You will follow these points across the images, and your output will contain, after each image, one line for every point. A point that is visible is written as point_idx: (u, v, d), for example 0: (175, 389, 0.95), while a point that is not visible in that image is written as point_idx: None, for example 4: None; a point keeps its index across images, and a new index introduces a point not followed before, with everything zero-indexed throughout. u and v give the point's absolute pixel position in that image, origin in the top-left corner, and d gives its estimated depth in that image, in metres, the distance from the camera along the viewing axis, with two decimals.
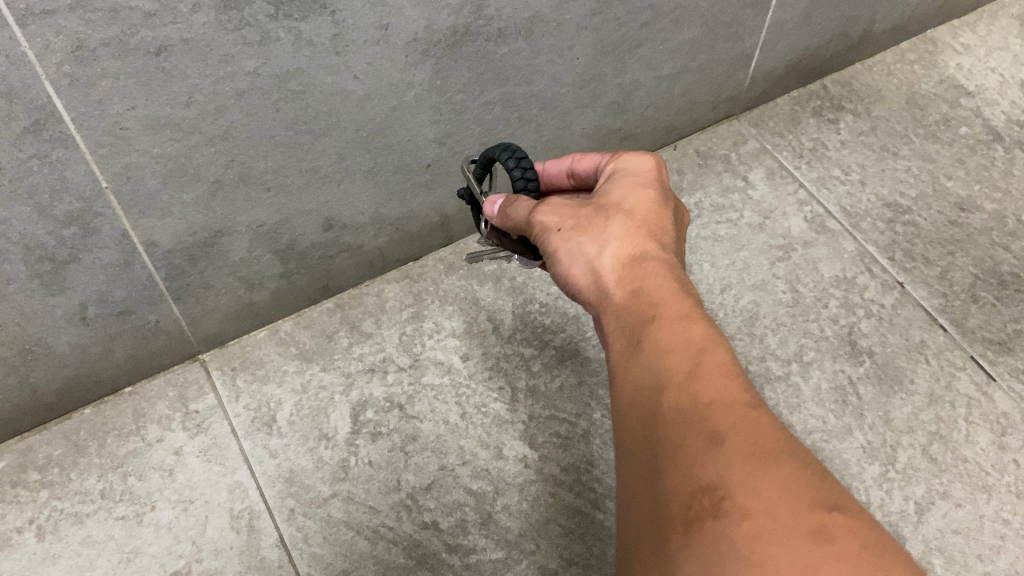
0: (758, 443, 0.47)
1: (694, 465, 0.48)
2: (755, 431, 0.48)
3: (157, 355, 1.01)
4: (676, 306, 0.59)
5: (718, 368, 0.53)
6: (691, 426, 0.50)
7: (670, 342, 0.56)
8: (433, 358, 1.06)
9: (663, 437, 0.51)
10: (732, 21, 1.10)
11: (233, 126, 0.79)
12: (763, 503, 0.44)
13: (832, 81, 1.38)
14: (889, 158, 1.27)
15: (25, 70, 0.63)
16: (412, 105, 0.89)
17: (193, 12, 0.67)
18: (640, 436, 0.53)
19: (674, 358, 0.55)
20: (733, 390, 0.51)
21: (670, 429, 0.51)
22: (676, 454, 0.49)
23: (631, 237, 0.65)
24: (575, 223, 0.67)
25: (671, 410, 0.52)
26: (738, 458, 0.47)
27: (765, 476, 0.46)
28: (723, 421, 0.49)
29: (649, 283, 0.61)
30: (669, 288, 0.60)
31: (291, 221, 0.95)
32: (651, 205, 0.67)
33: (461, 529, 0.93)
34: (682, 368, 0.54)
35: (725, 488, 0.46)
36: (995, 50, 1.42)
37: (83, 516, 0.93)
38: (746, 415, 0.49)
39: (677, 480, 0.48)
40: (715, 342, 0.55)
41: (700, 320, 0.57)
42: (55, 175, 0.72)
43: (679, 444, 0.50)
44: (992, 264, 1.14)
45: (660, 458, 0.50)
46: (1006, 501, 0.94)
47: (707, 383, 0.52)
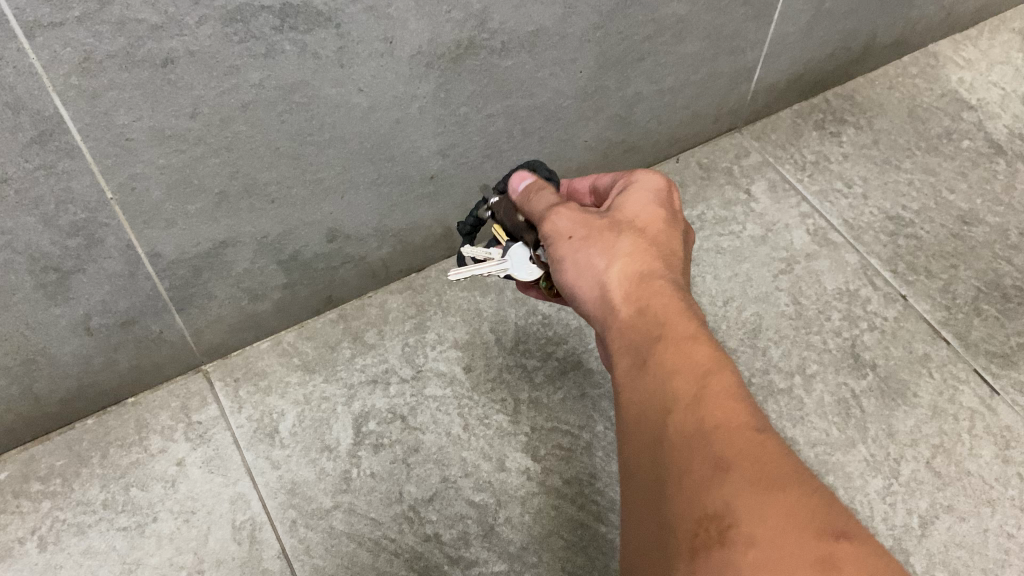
0: (765, 471, 0.47)
1: (701, 491, 0.47)
2: (763, 458, 0.48)
3: (160, 366, 1.01)
4: (683, 328, 0.57)
5: (726, 395, 0.52)
6: (698, 451, 0.49)
7: (677, 364, 0.54)
8: (435, 369, 1.06)
9: (669, 462, 0.50)
10: (734, 34, 1.11)
11: (238, 137, 0.79)
12: (772, 531, 0.44)
13: (834, 95, 1.39)
14: (892, 171, 1.27)
15: (32, 81, 0.64)
16: (416, 117, 0.90)
17: (199, 24, 0.67)
18: (644, 461, 0.52)
19: (680, 379, 0.54)
20: (741, 418, 0.50)
21: (676, 453, 0.50)
22: (684, 479, 0.48)
23: (638, 251, 0.64)
24: (583, 233, 0.65)
25: (678, 435, 0.51)
26: (746, 486, 0.46)
27: (773, 504, 0.45)
28: (731, 448, 0.48)
29: (655, 302, 0.60)
30: (676, 308, 0.59)
31: (295, 232, 0.95)
32: (660, 224, 0.67)
33: (463, 542, 0.93)
34: (688, 391, 0.53)
35: (733, 516, 0.45)
36: (996, 64, 1.42)
37: (85, 527, 0.93)
38: (754, 444, 0.48)
39: (682, 506, 0.48)
40: (723, 366, 0.54)
41: (707, 343, 0.56)
42: (60, 186, 0.73)
43: (685, 468, 0.49)
44: (995, 277, 1.14)
45: (666, 482, 0.49)
46: (1011, 515, 0.94)
47: (714, 408, 0.51)
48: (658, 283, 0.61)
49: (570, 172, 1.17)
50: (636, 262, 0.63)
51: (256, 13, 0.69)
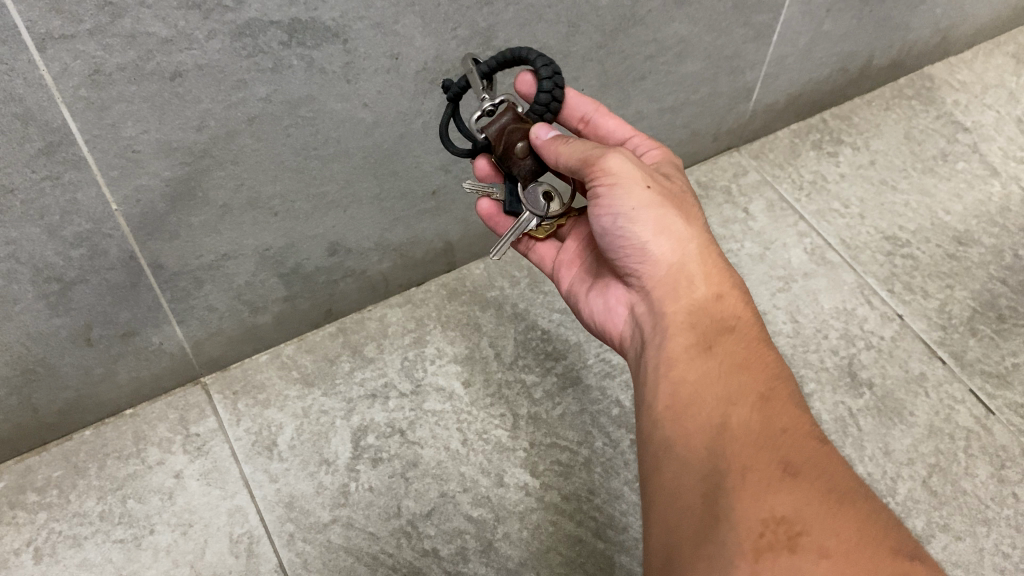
0: (831, 483, 0.51)
1: (769, 488, 0.50)
2: (830, 472, 0.52)
3: (158, 378, 1.01)
4: (746, 331, 0.64)
5: (787, 401, 0.58)
6: (766, 449, 0.53)
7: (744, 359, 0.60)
8: (434, 384, 1.06)
9: (735, 451, 0.53)
10: (734, 55, 1.12)
11: (244, 150, 0.79)
12: (842, 547, 0.47)
13: (831, 115, 1.40)
14: (888, 192, 1.28)
15: (41, 93, 0.64)
16: (420, 133, 0.90)
17: (209, 38, 0.68)
18: (701, 440, 0.55)
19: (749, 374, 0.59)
20: (800, 422, 0.57)
21: (746, 445, 0.54)
22: (747, 474, 0.52)
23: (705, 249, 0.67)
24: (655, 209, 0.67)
25: (744, 425, 0.55)
26: (813, 495, 0.50)
27: (840, 519, 0.49)
28: (797, 455, 0.53)
29: (721, 298, 0.65)
30: (735, 310, 0.65)
31: (296, 245, 0.95)
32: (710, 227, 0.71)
33: (462, 557, 0.93)
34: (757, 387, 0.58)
35: (803, 524, 0.48)
36: (991, 87, 1.44)
37: (81, 539, 0.92)
38: (815, 451, 0.54)
39: (746, 503, 0.50)
40: (782, 376, 0.61)
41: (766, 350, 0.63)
42: (66, 197, 0.73)
43: (750, 466, 0.52)
44: (990, 298, 1.15)
45: (726, 473, 0.52)
46: (1006, 535, 0.95)
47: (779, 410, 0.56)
48: (721, 282, 0.66)
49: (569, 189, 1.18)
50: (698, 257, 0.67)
51: (265, 28, 0.70)
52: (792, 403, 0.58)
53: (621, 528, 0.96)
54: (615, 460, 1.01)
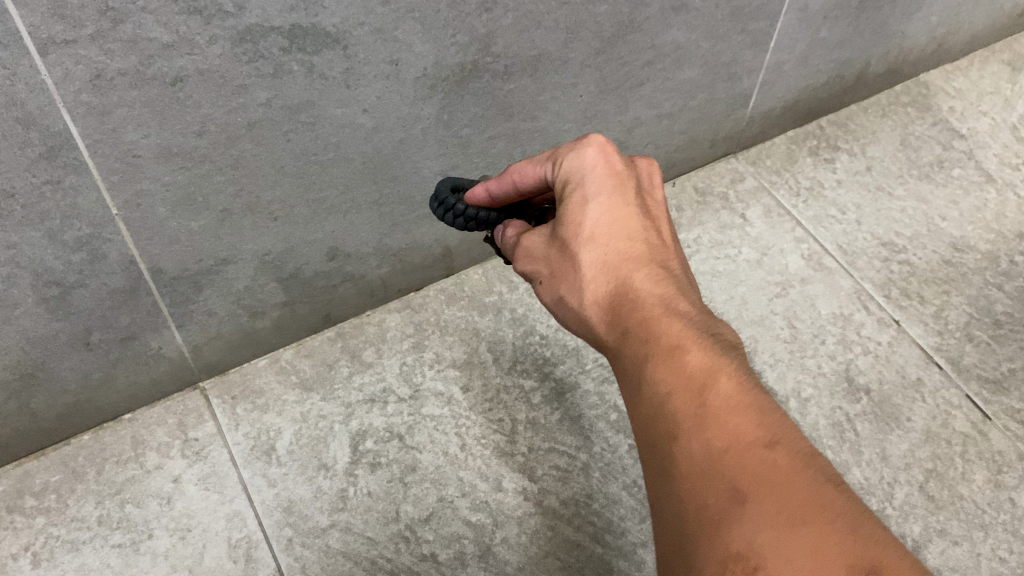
0: (784, 496, 0.46)
1: (721, 528, 0.46)
2: (781, 480, 0.47)
3: (157, 382, 1.01)
4: (672, 333, 0.56)
5: (724, 406, 0.51)
6: (711, 480, 0.48)
7: (664, 383, 0.54)
8: (433, 389, 1.06)
9: (682, 496, 0.49)
10: (732, 61, 1.12)
11: (243, 156, 0.80)
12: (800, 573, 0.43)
13: (827, 122, 1.41)
14: (884, 198, 1.29)
15: (43, 97, 0.64)
16: (419, 138, 0.91)
17: (210, 44, 0.68)
18: (659, 493, 0.52)
19: (680, 397, 0.52)
20: (746, 425, 0.50)
21: (689, 484, 0.49)
22: (701, 521, 0.47)
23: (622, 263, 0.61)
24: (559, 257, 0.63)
25: (685, 462, 0.50)
26: (763, 520, 0.46)
27: (797, 539, 0.45)
28: (742, 472, 0.48)
29: (647, 306, 0.58)
30: (655, 316, 0.57)
31: (296, 250, 0.95)
32: (618, 214, 0.63)
33: (460, 562, 0.93)
34: (688, 410, 0.51)
35: (758, 557, 0.45)
36: (986, 94, 1.45)
37: (79, 544, 0.92)
38: (764, 459, 0.48)
39: (703, 550, 0.47)
40: (719, 371, 0.53)
41: (692, 348, 0.55)
42: (66, 202, 0.73)
43: (702, 505, 0.48)
44: (986, 303, 1.16)
45: (687, 529, 0.48)
46: (1003, 539, 0.95)
47: (716, 428, 0.50)
48: (637, 294, 0.59)
49: None
50: (609, 279, 0.61)
51: (265, 34, 0.70)
52: (729, 407, 0.51)
53: (619, 533, 0.96)
54: (613, 464, 1.01)
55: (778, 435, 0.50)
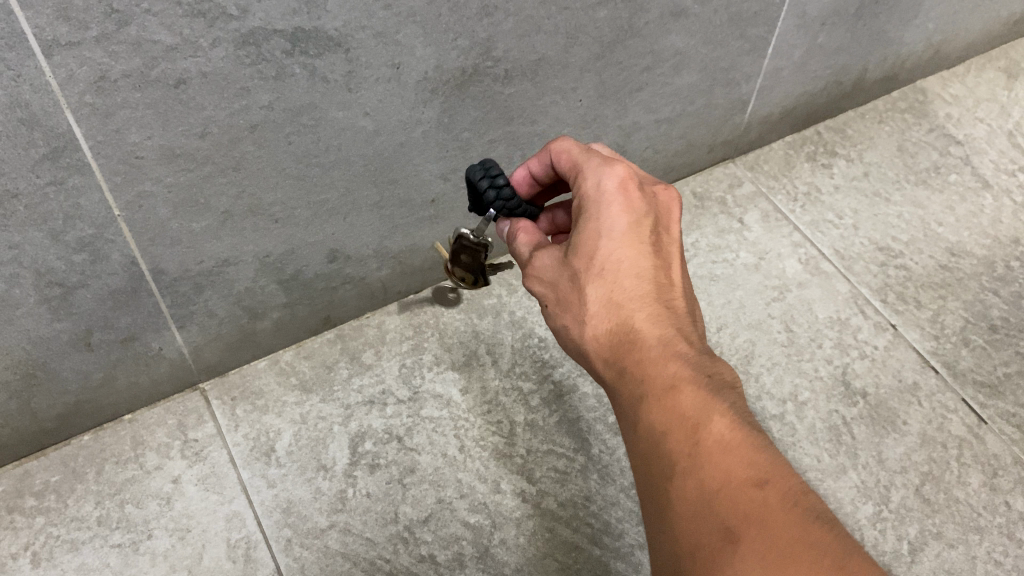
0: (775, 534, 0.47)
1: (715, 569, 0.48)
2: (772, 519, 0.48)
3: (157, 383, 1.01)
4: (664, 375, 0.57)
5: (716, 448, 0.52)
6: (704, 521, 0.50)
7: (660, 423, 0.55)
8: (432, 391, 1.07)
9: (679, 537, 0.51)
10: (730, 67, 1.13)
11: (245, 158, 0.80)
12: None
13: (825, 128, 1.42)
14: (881, 204, 1.30)
15: (47, 98, 0.65)
16: (420, 141, 0.91)
17: (213, 46, 0.69)
18: (659, 534, 0.53)
19: (671, 439, 0.54)
20: (737, 465, 0.51)
21: (684, 526, 0.51)
22: (697, 560, 0.49)
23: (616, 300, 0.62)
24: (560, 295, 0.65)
25: (681, 504, 0.51)
26: (755, 559, 0.47)
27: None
28: (734, 513, 0.49)
29: (643, 347, 0.59)
30: (653, 356, 0.59)
31: (297, 252, 0.96)
32: (626, 249, 0.63)
33: (458, 563, 0.93)
34: (680, 452, 0.53)
35: None
36: (983, 101, 1.46)
37: (78, 543, 0.93)
38: (755, 497, 0.49)
39: None
40: (710, 411, 0.54)
41: (688, 387, 0.56)
42: (69, 203, 0.74)
43: (697, 545, 0.49)
44: (982, 308, 1.16)
45: (684, 567, 0.50)
46: (998, 542, 0.96)
47: (707, 469, 0.51)
48: (636, 333, 0.60)
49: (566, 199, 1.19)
50: (609, 316, 0.62)
51: (268, 37, 0.71)
52: (726, 448, 0.52)
53: (617, 535, 0.96)
54: (611, 466, 1.01)
55: (772, 473, 0.51)
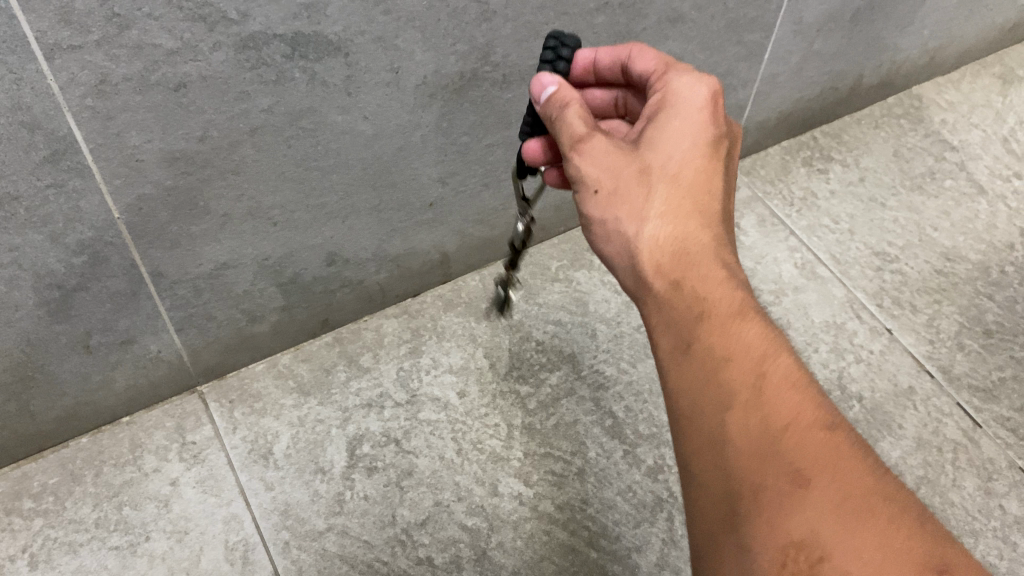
0: (844, 487, 0.51)
1: (784, 512, 0.51)
2: (840, 471, 0.51)
3: (155, 386, 1.01)
4: (726, 305, 0.58)
5: (784, 389, 0.54)
6: (769, 461, 0.52)
7: (725, 349, 0.56)
8: (430, 394, 1.07)
9: (738, 468, 0.53)
10: (727, 72, 1.14)
11: (245, 161, 0.81)
12: (862, 562, 0.48)
13: (821, 133, 1.42)
14: (877, 209, 1.30)
15: (49, 102, 0.65)
16: (419, 145, 0.92)
17: (214, 50, 0.69)
18: (707, 455, 0.54)
19: (736, 369, 0.55)
20: (802, 409, 0.54)
21: (748, 460, 0.53)
22: (761, 495, 0.52)
23: (679, 211, 0.61)
24: (616, 186, 0.61)
25: (744, 436, 0.53)
26: (827, 509, 0.50)
27: (857, 528, 0.49)
28: (804, 457, 0.52)
29: (704, 270, 0.60)
30: (715, 279, 0.59)
31: (295, 255, 0.96)
32: (702, 159, 0.62)
33: (456, 566, 0.94)
34: (747, 384, 0.55)
35: (821, 544, 0.49)
36: (978, 107, 1.47)
37: (76, 546, 0.93)
38: (823, 444, 0.52)
39: (762, 526, 0.51)
40: (774, 349, 0.56)
41: (750, 321, 0.58)
42: (69, 205, 0.74)
43: (762, 480, 0.52)
44: (977, 313, 1.17)
45: (739, 497, 0.52)
46: (993, 546, 0.96)
47: (775, 407, 0.54)
48: (699, 250, 0.60)
49: (564, 204, 1.19)
50: (675, 223, 0.61)
51: (269, 41, 0.71)
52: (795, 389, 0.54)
53: (614, 537, 0.96)
54: (608, 470, 1.01)
55: (831, 420, 0.54)
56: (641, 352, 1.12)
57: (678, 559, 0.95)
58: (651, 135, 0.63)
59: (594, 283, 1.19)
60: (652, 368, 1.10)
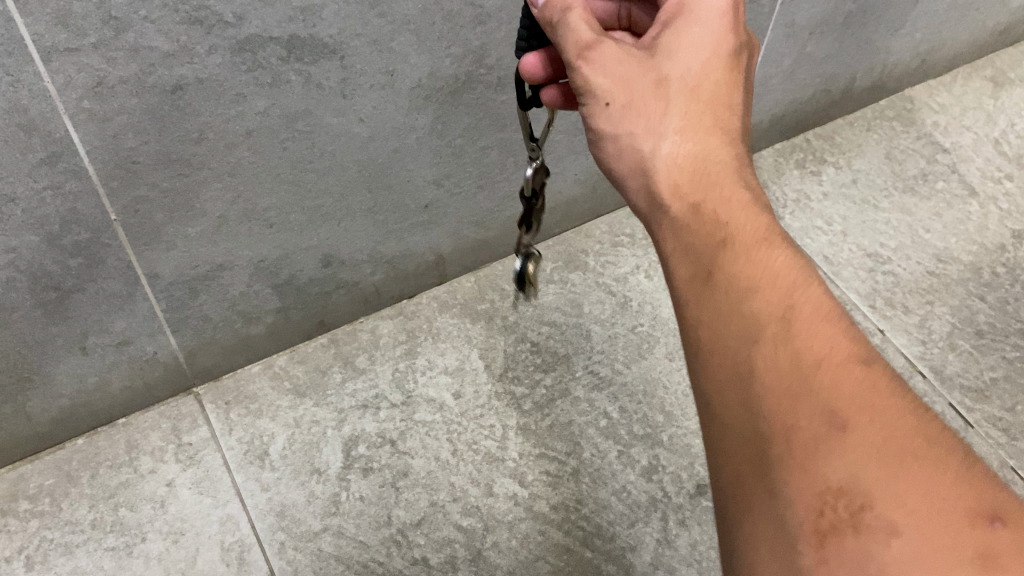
0: (891, 429, 0.42)
1: (817, 455, 0.43)
2: (885, 410, 0.43)
3: (151, 387, 1.01)
4: (748, 229, 0.53)
5: (816, 320, 0.47)
6: (802, 398, 0.45)
7: (751, 278, 0.50)
8: (425, 395, 1.07)
9: (767, 407, 0.46)
10: None
11: (241, 163, 0.81)
12: (914, 515, 0.40)
13: (814, 135, 1.43)
14: (870, 210, 1.31)
15: (45, 104, 0.66)
16: (414, 147, 0.92)
17: (210, 53, 0.70)
18: (732, 396, 0.48)
19: (762, 296, 0.49)
20: (839, 340, 0.46)
21: (777, 396, 0.45)
22: (794, 439, 0.44)
23: (697, 125, 0.57)
24: (629, 98, 0.58)
25: (771, 368, 0.46)
26: (869, 452, 0.42)
27: (905, 476, 0.41)
28: (839, 394, 0.44)
29: (725, 190, 0.55)
30: (736, 201, 0.54)
31: (291, 256, 0.97)
32: (724, 72, 0.59)
33: (451, 566, 0.94)
34: (773, 312, 0.48)
35: (863, 492, 0.41)
36: (969, 109, 1.47)
37: (72, 547, 0.93)
38: (860, 378, 0.45)
39: (795, 473, 0.43)
40: (803, 276, 0.50)
41: (778, 252, 0.51)
42: (66, 207, 0.75)
43: (792, 423, 0.44)
44: (969, 313, 1.18)
45: (768, 442, 0.45)
46: None
47: (805, 337, 0.46)
48: (717, 167, 0.56)
49: (558, 205, 1.20)
50: (693, 138, 0.57)
51: (264, 44, 0.72)
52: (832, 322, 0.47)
53: (608, 537, 0.97)
54: (603, 470, 1.02)
55: (873, 356, 0.46)
56: (636, 353, 1.13)
57: (672, 559, 0.96)
58: (668, 45, 0.59)
59: (588, 285, 1.20)
60: (646, 368, 1.11)
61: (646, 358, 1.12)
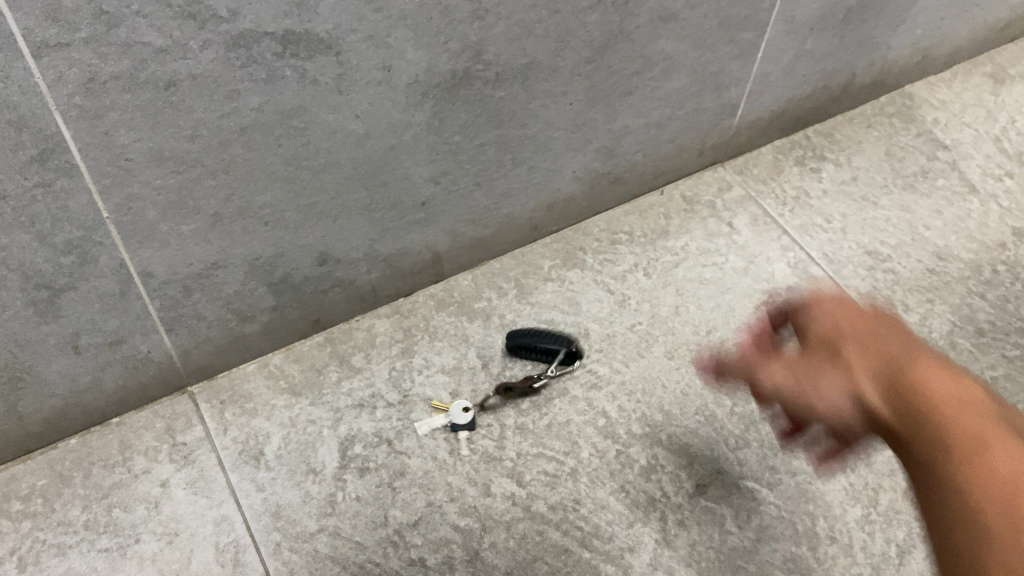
0: None
1: (982, 542, 0.50)
2: None
3: (145, 387, 1.00)
4: (921, 365, 0.63)
5: (979, 413, 0.57)
6: (960, 480, 0.54)
7: (932, 393, 0.60)
8: (422, 394, 1.07)
9: (942, 495, 0.54)
10: (719, 71, 1.14)
11: (235, 160, 0.80)
12: None
13: (813, 132, 1.42)
14: (870, 208, 1.30)
15: (35, 100, 0.65)
16: (411, 144, 0.91)
17: (203, 48, 0.69)
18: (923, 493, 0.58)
19: (949, 407, 0.58)
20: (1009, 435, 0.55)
21: (948, 484, 0.54)
22: (968, 528, 0.51)
23: (853, 321, 0.70)
24: (814, 353, 0.70)
25: (946, 468, 0.55)
26: None
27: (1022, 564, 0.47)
28: (999, 489, 0.51)
29: (895, 351, 0.65)
30: (898, 343, 0.66)
31: (287, 255, 0.96)
32: (865, 318, 0.69)
33: (448, 567, 0.93)
34: (952, 427, 0.56)
35: None
36: (969, 106, 1.47)
37: (65, 548, 0.92)
38: None
39: (983, 558, 0.49)
40: (969, 390, 0.60)
41: (940, 374, 0.61)
42: (57, 205, 0.74)
43: (950, 515, 0.53)
44: (969, 312, 1.17)
45: (961, 539, 0.51)
46: None
47: (962, 418, 0.57)
48: (869, 335, 0.67)
49: (556, 203, 1.19)
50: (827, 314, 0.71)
51: (259, 39, 0.71)
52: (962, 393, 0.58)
53: (606, 538, 0.96)
54: (601, 470, 1.01)
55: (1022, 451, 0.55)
56: (634, 352, 1.12)
57: (671, 559, 0.94)
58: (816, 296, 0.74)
59: (586, 283, 1.19)
60: (644, 367, 1.10)
61: (645, 356, 1.11)
